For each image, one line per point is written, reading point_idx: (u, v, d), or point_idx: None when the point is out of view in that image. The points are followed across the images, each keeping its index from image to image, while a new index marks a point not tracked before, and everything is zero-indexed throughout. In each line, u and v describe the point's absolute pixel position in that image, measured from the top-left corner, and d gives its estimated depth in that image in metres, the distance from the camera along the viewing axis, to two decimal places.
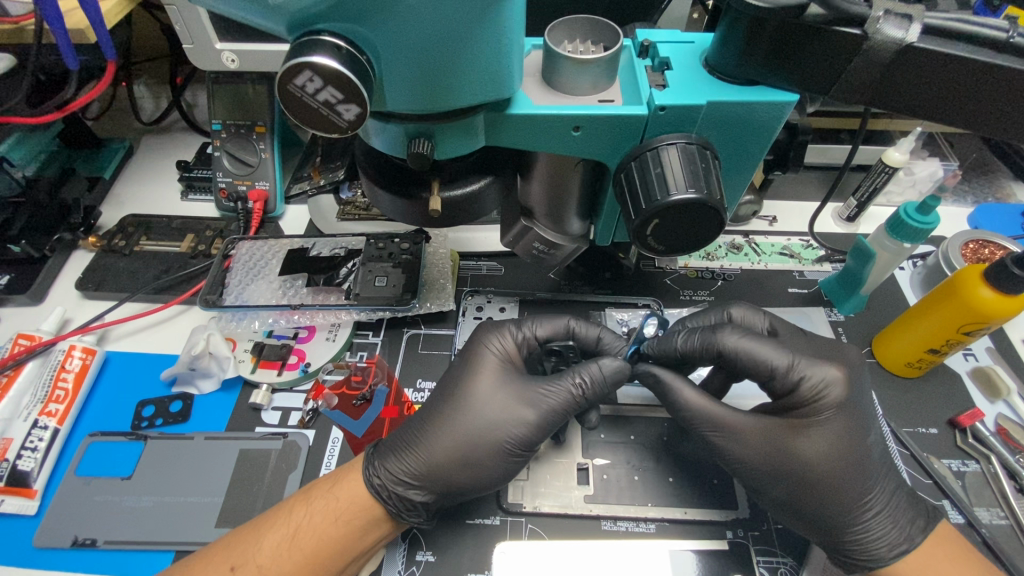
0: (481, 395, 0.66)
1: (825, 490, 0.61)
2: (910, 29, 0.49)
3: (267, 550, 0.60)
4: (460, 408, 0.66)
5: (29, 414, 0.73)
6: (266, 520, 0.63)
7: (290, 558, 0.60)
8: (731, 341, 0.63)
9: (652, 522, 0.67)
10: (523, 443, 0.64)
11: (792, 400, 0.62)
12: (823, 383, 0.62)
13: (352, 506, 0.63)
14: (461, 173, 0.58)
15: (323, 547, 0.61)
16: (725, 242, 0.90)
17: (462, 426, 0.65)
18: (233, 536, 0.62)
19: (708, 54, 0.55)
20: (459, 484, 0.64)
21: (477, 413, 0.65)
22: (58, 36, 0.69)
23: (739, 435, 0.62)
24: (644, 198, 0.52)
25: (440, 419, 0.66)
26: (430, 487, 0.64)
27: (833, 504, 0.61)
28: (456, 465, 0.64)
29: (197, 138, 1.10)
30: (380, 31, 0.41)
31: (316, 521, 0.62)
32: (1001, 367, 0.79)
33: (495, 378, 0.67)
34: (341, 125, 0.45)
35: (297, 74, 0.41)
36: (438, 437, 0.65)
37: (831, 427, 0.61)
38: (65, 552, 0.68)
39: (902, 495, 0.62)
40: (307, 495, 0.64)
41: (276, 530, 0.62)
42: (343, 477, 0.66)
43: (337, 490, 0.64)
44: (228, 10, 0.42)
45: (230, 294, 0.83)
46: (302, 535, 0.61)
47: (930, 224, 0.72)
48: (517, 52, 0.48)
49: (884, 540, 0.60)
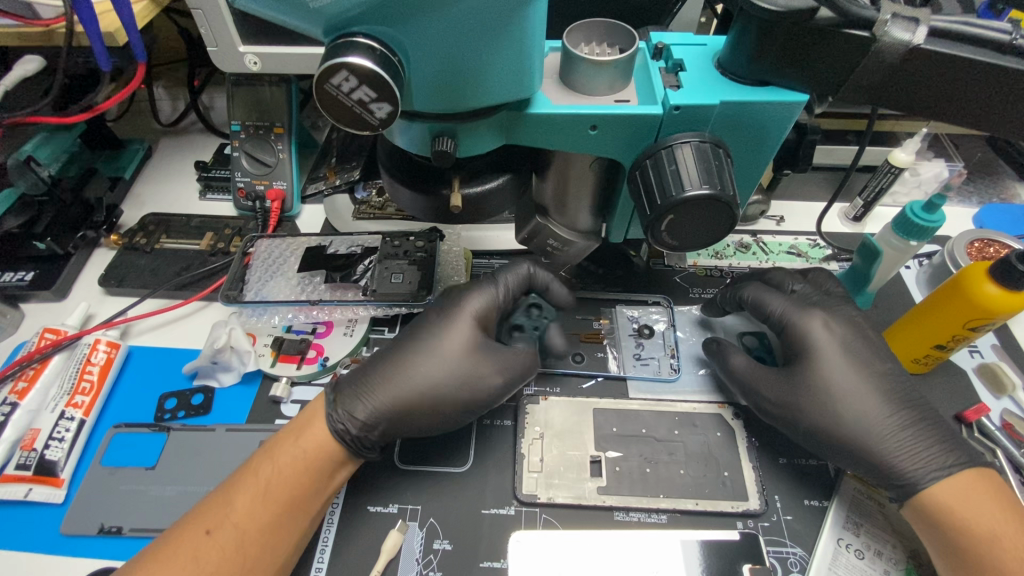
0: (444, 348, 0.72)
1: (855, 408, 0.68)
2: (916, 32, 0.51)
3: (240, 509, 0.62)
4: (426, 358, 0.71)
5: (56, 406, 0.75)
6: (232, 481, 0.64)
7: (267, 510, 0.62)
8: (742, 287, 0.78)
9: (664, 513, 0.69)
10: (482, 394, 0.70)
11: (790, 335, 0.74)
12: (824, 324, 0.73)
13: (314, 454, 0.65)
14: (480, 171, 0.60)
15: (298, 494, 0.64)
16: (733, 241, 0.92)
17: (428, 362, 0.71)
18: (206, 500, 0.64)
19: (722, 56, 0.57)
20: (418, 420, 0.69)
21: (443, 364, 0.71)
22: (92, 39, 0.72)
23: (807, 360, 0.71)
24: (659, 194, 0.54)
25: (401, 363, 0.71)
26: (389, 418, 0.69)
27: (863, 420, 0.67)
28: (409, 409, 0.69)
29: (215, 139, 1.13)
30: (412, 33, 0.43)
31: (286, 473, 0.64)
32: (1006, 364, 0.81)
33: (469, 349, 0.72)
34: (373, 123, 0.47)
35: (333, 74, 0.43)
36: (403, 362, 0.71)
37: (847, 350, 0.71)
38: (91, 539, 0.70)
39: (935, 424, 0.67)
40: (271, 453, 0.66)
41: (247, 484, 0.63)
42: (298, 427, 0.68)
43: (301, 439, 0.66)
44: (267, 13, 0.44)
45: (250, 290, 0.85)
46: (274, 487, 0.63)
47: (936, 222, 0.73)
48: (540, 53, 0.50)
49: (923, 459, 0.65)
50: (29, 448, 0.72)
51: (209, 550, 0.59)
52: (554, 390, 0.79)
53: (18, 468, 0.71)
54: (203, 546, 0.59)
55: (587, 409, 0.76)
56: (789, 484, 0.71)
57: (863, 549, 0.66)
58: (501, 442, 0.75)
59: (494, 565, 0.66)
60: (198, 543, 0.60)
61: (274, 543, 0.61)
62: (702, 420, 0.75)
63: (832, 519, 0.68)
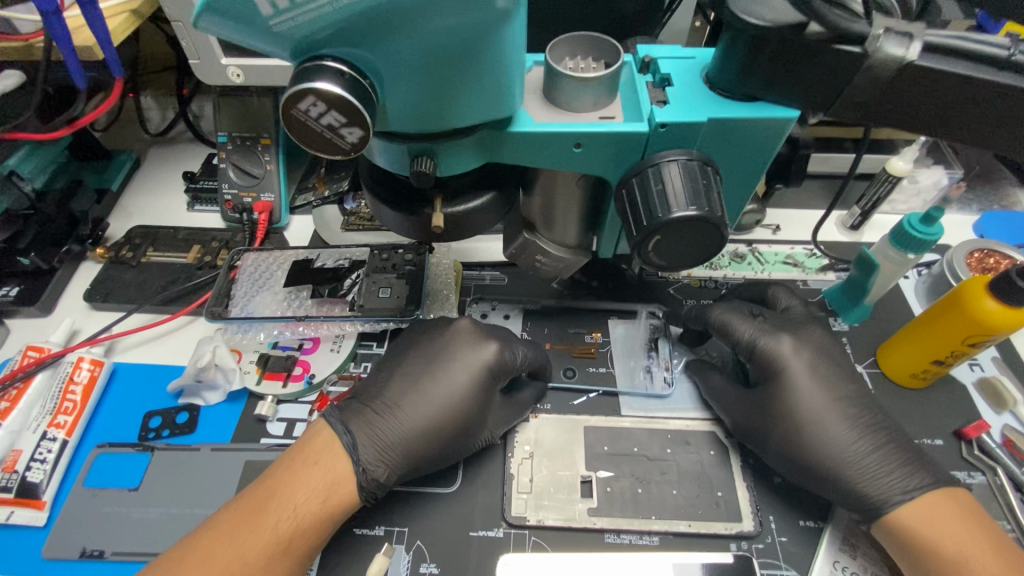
0: (458, 389, 0.71)
1: (828, 436, 0.66)
2: (911, 47, 0.48)
3: (255, 564, 0.58)
4: (439, 398, 0.70)
5: (38, 426, 0.74)
6: (239, 528, 0.60)
7: (282, 563, 0.60)
8: (709, 309, 0.76)
9: (656, 535, 0.67)
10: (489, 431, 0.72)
11: (758, 359, 0.72)
12: (795, 346, 0.71)
13: (337, 512, 0.63)
14: (463, 188, 0.59)
15: (312, 545, 0.62)
16: (728, 252, 0.91)
17: (445, 408, 0.70)
18: (207, 546, 0.59)
19: (710, 70, 0.55)
20: (432, 467, 0.70)
21: (455, 407, 0.70)
22: (67, 55, 0.71)
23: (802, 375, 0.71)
24: (645, 215, 0.52)
25: (416, 407, 0.70)
26: (407, 468, 0.68)
27: (838, 446, 0.66)
28: (428, 452, 0.69)
29: (204, 149, 1.12)
30: (382, 55, 0.42)
31: (306, 526, 0.61)
32: (1006, 378, 0.79)
33: (479, 399, 0.71)
34: (345, 147, 0.45)
35: (301, 99, 0.41)
36: (419, 409, 0.69)
37: (818, 369, 0.70)
38: (73, 563, 0.68)
39: (899, 445, 0.66)
40: (289, 503, 0.61)
41: (261, 535, 0.59)
42: (322, 479, 0.63)
43: (328, 491, 0.63)
44: (231, 37, 0.42)
45: (236, 306, 0.84)
46: (294, 542, 0.61)
47: (934, 235, 0.72)
48: (518, 71, 0.48)
49: (892, 480, 0.64)
50: (10, 470, 0.71)
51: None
52: (544, 407, 0.77)
53: None
54: None
55: (578, 427, 0.75)
56: (784, 504, 0.69)
57: (858, 571, 0.65)
58: (490, 461, 0.74)
59: None
60: None
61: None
62: (695, 438, 0.74)
63: (828, 541, 0.66)
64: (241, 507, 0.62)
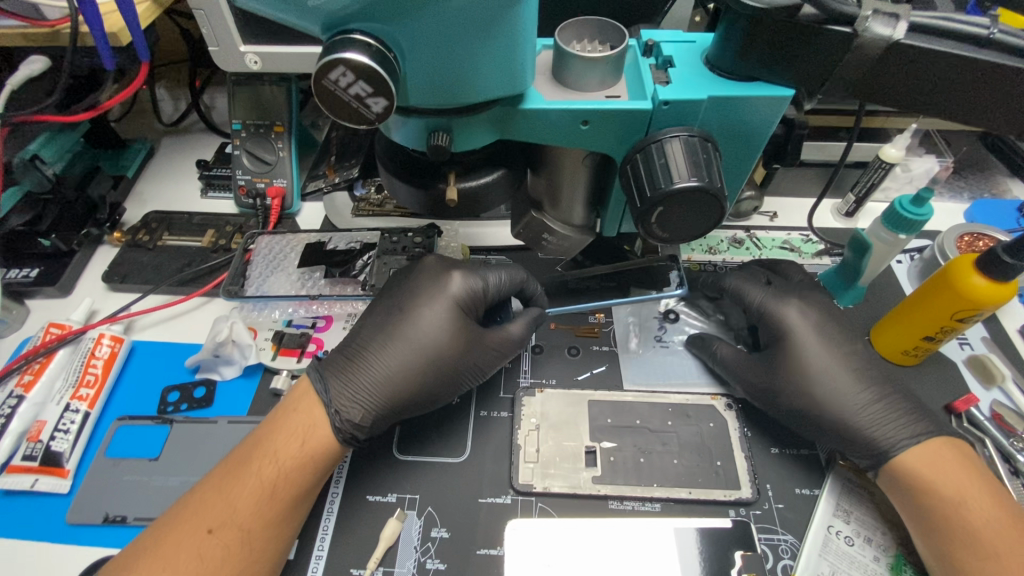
0: (425, 334, 0.73)
1: (823, 384, 0.71)
2: (897, 27, 0.52)
3: (244, 510, 0.62)
4: (407, 343, 0.72)
5: (61, 398, 0.77)
6: (228, 478, 0.64)
7: (271, 508, 0.63)
8: (725, 276, 0.82)
9: (657, 502, 0.70)
10: (467, 372, 0.74)
11: (768, 322, 0.77)
12: (802, 309, 0.76)
13: (318, 454, 0.66)
14: (475, 165, 0.62)
15: (300, 491, 0.65)
16: (727, 237, 0.94)
17: (411, 353, 0.72)
18: (201, 497, 0.63)
19: (710, 53, 0.58)
20: (412, 408, 0.72)
21: (426, 351, 0.72)
22: (97, 39, 0.74)
23: (797, 349, 0.74)
24: (649, 187, 0.55)
25: (385, 353, 0.72)
26: (386, 410, 0.70)
27: (842, 399, 0.71)
28: (401, 395, 0.71)
29: (216, 139, 1.15)
30: (407, 30, 0.45)
31: (289, 472, 0.64)
32: (995, 355, 0.82)
33: (454, 340, 0.73)
34: (369, 117, 0.48)
35: (331, 69, 0.44)
36: (386, 355, 0.72)
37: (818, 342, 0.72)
38: (96, 528, 0.71)
39: (902, 401, 0.70)
40: (268, 451, 0.65)
41: (247, 483, 0.63)
42: (298, 426, 0.67)
43: (304, 437, 0.66)
44: (267, 11, 0.46)
45: (251, 286, 0.87)
46: (279, 487, 0.64)
47: (925, 215, 0.75)
48: (531, 50, 0.52)
49: (897, 434, 0.68)
50: (35, 439, 0.74)
51: (214, 549, 0.60)
52: (550, 382, 0.80)
53: (24, 459, 0.73)
54: (207, 546, 0.60)
55: (582, 401, 0.77)
56: (780, 473, 0.72)
57: (852, 536, 0.67)
58: (498, 432, 0.76)
59: (490, 553, 0.67)
60: (200, 542, 0.60)
61: (279, 536, 0.63)
62: (695, 411, 0.77)
63: (823, 507, 0.69)
64: (231, 460, 0.66)
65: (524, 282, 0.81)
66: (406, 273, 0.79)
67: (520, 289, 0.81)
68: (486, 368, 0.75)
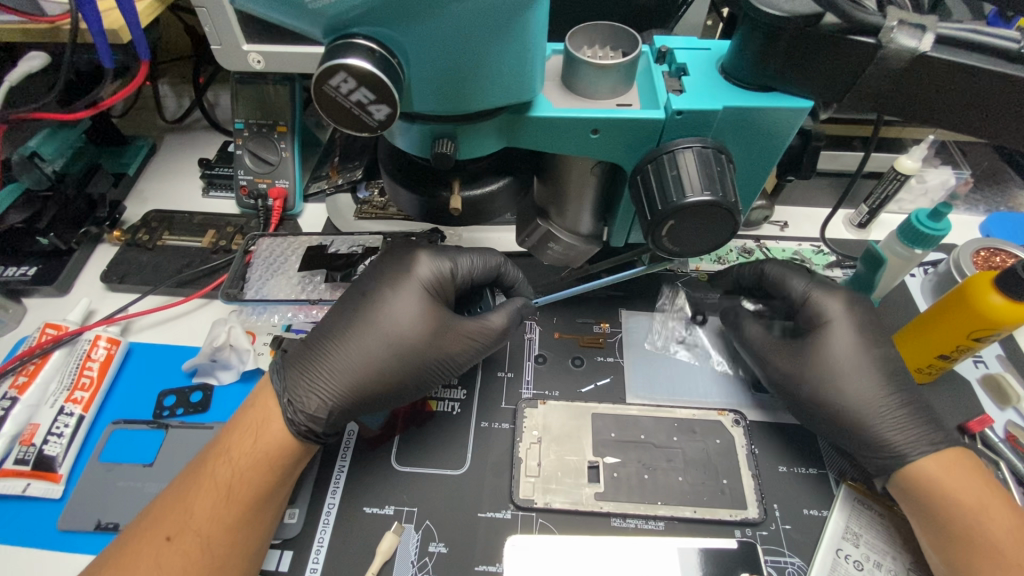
0: (390, 324, 0.70)
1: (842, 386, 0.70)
2: (923, 39, 0.50)
3: (202, 515, 0.61)
4: (372, 334, 0.70)
5: (55, 401, 0.76)
6: (186, 485, 0.64)
7: (229, 512, 0.62)
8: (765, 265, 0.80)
9: (661, 520, 0.68)
10: (435, 363, 0.71)
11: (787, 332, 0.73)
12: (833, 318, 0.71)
13: (273, 451, 0.64)
14: (480, 173, 0.60)
15: (258, 493, 0.63)
16: (737, 247, 0.91)
17: (374, 343, 0.69)
18: (161, 505, 0.63)
19: (725, 61, 0.56)
20: (375, 398, 0.69)
21: (391, 341, 0.70)
22: (96, 36, 0.73)
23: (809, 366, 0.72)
24: (660, 200, 0.53)
25: (348, 345, 0.69)
26: (346, 401, 0.67)
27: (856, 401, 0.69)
28: (364, 386, 0.68)
29: (219, 137, 1.13)
30: (411, 35, 0.43)
31: (244, 475, 0.63)
32: (1010, 375, 0.80)
33: (422, 331, 0.70)
34: (371, 124, 0.46)
35: (331, 76, 0.43)
36: (348, 346, 0.69)
37: None
38: (89, 535, 0.70)
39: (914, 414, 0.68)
40: (224, 453, 0.65)
41: (203, 487, 0.63)
42: (253, 422, 0.66)
43: (257, 434, 0.65)
44: (267, 13, 0.44)
45: (251, 289, 0.85)
46: (235, 489, 0.63)
47: (942, 231, 0.72)
48: (540, 57, 0.50)
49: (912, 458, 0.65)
50: (28, 443, 0.73)
51: (173, 557, 0.59)
52: (552, 394, 0.78)
53: (17, 463, 0.72)
54: (166, 554, 0.59)
55: (585, 414, 0.76)
56: (788, 493, 0.70)
57: (862, 560, 0.65)
58: (498, 444, 0.75)
59: (489, 569, 0.66)
60: (158, 549, 0.59)
61: (241, 539, 0.62)
62: (702, 427, 0.75)
63: (831, 529, 0.67)
64: (191, 465, 0.66)
65: (500, 266, 0.78)
66: (375, 261, 0.77)
67: (497, 275, 0.78)
68: (458, 360, 0.72)
